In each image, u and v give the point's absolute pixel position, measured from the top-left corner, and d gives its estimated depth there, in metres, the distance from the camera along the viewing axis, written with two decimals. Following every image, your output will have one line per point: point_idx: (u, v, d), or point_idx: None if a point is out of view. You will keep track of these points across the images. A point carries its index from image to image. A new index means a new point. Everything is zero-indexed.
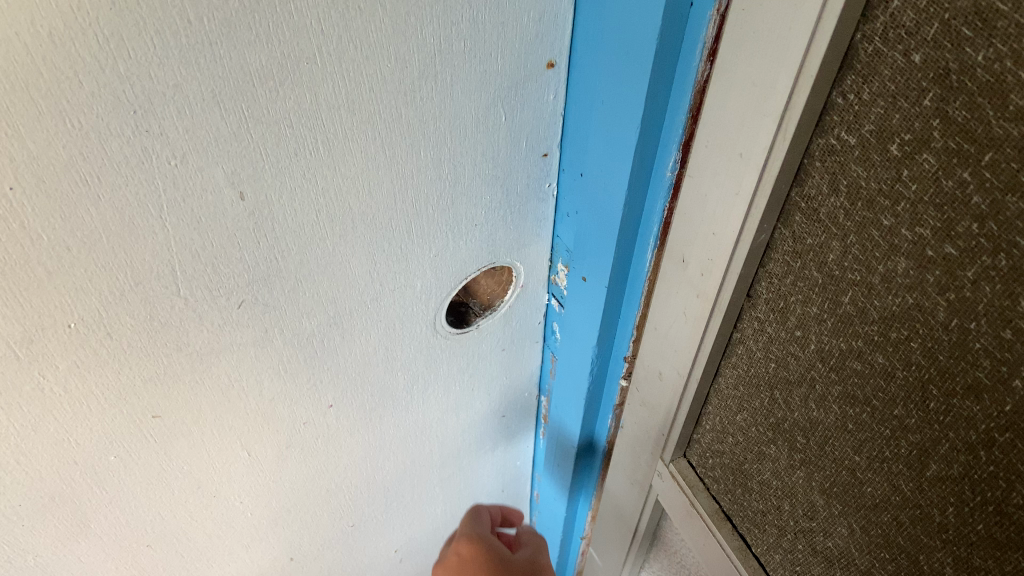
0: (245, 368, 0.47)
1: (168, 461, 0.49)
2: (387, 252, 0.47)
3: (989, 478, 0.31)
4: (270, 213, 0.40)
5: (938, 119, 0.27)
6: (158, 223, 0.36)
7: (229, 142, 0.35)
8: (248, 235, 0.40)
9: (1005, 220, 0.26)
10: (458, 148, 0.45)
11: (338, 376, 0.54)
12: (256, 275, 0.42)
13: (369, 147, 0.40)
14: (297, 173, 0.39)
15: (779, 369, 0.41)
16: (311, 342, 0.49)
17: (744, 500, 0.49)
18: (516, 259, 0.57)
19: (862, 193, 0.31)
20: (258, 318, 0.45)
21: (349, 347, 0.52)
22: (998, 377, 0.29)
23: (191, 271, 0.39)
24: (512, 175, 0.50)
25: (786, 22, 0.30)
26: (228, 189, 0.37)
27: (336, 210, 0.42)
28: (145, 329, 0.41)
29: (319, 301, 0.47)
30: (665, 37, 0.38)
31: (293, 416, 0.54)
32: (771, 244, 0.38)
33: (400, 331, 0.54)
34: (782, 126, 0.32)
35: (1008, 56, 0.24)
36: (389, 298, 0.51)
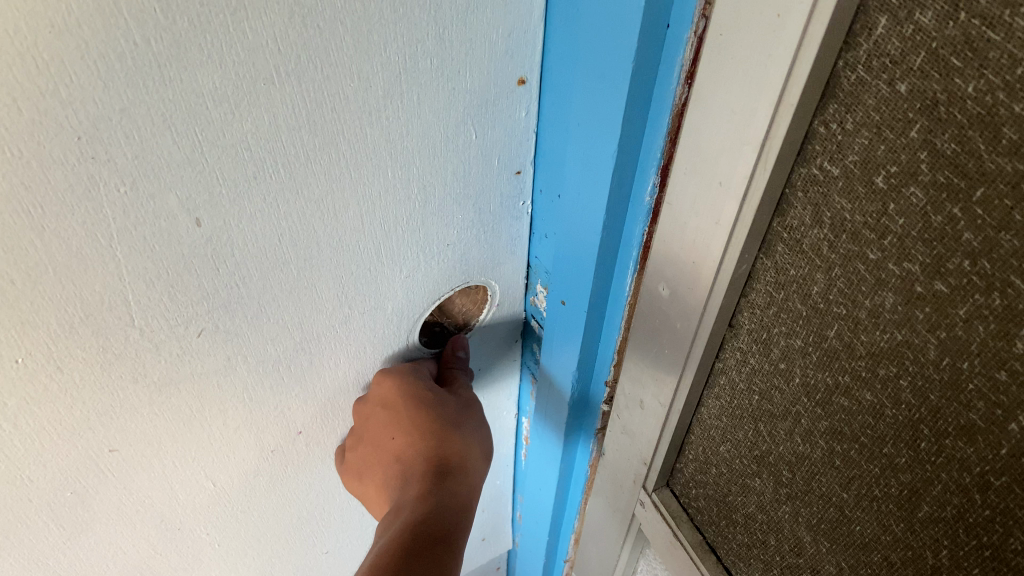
0: (207, 398, 0.45)
1: (128, 495, 0.47)
2: (354, 275, 0.45)
3: (985, 522, 0.29)
4: (228, 240, 0.38)
5: (925, 151, 0.25)
6: (108, 252, 0.34)
7: (183, 167, 0.33)
8: (206, 262, 0.38)
9: (998, 258, 0.25)
10: (427, 166, 0.43)
11: (307, 401, 0.52)
12: (216, 303, 0.40)
13: (333, 169, 0.38)
14: (257, 197, 0.37)
15: (763, 401, 0.40)
16: (277, 368, 0.47)
17: (729, 532, 0.47)
18: (490, 278, 0.56)
19: (846, 226, 0.30)
20: (219, 346, 0.43)
21: (318, 371, 0.50)
22: (993, 420, 0.27)
23: (145, 301, 0.37)
24: (483, 194, 0.49)
25: (766, 44, 0.28)
26: (183, 216, 0.35)
27: (300, 235, 0.40)
28: (98, 362, 0.39)
29: (284, 327, 0.45)
30: (641, 59, 0.37)
31: (261, 442, 0.52)
32: (752, 274, 0.37)
33: (372, 354, 0.52)
34: (763, 154, 0.31)
35: (1000, 88, 0.22)
36: (358, 321, 0.49)
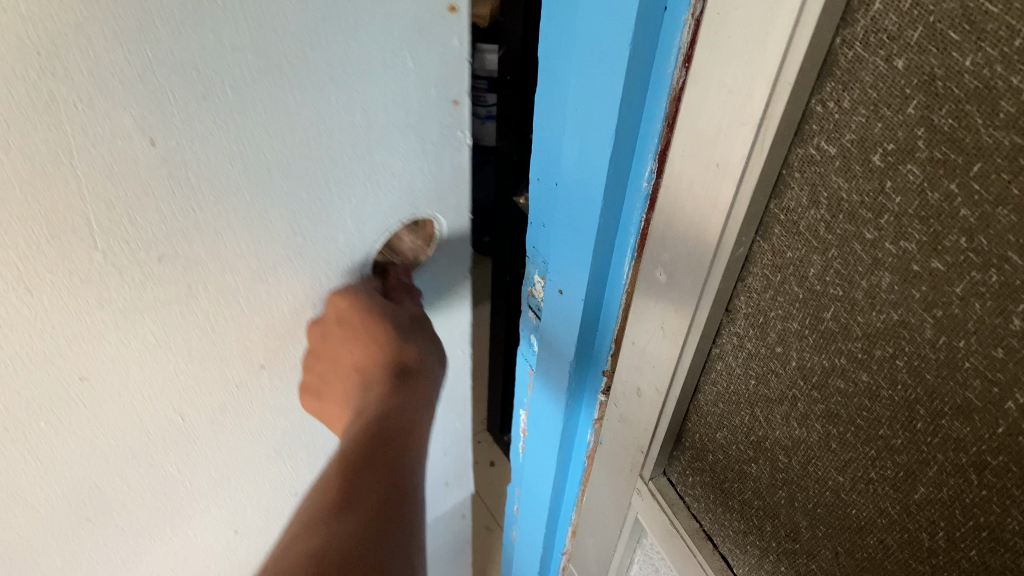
0: (177, 329, 0.41)
1: (103, 448, 0.44)
2: (326, 246, 0.44)
3: (981, 502, 0.29)
4: (186, 163, 0.35)
5: (922, 127, 0.25)
6: (70, 170, 0.32)
7: (138, 84, 0.31)
8: (166, 186, 0.35)
9: (995, 233, 0.25)
10: (369, 97, 0.39)
11: (280, 342, 0.48)
12: (180, 225, 0.37)
13: (287, 97, 0.36)
14: (212, 122, 0.35)
15: (760, 386, 0.40)
16: (241, 298, 0.43)
17: (726, 520, 0.47)
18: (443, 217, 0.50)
19: (843, 206, 0.30)
20: (184, 276, 0.39)
21: (286, 314, 0.46)
22: (989, 398, 0.27)
23: (109, 222, 0.35)
24: (444, 149, 0.46)
25: (764, 21, 0.28)
26: (139, 134, 0.33)
27: (254, 164, 0.37)
28: (65, 287, 0.36)
29: (271, 304, 0.45)
30: (638, 41, 0.37)
31: (237, 386, 0.48)
32: (749, 258, 0.37)
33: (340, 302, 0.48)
34: (760, 134, 0.31)
35: (998, 61, 0.22)
36: (320, 263, 0.45)
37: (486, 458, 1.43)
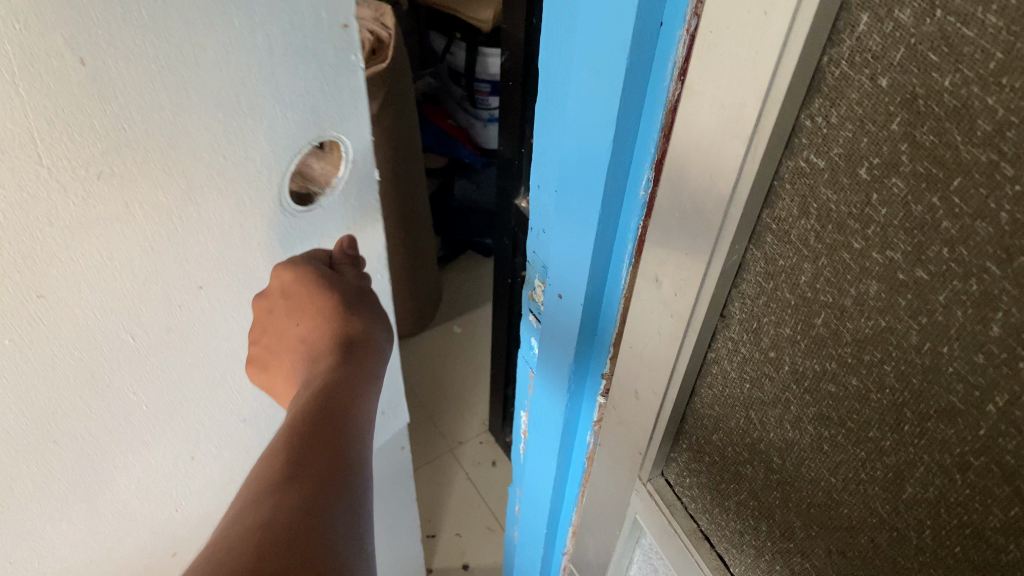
0: (120, 251, 0.46)
1: (66, 371, 0.47)
2: (245, 164, 0.50)
3: (965, 501, 0.30)
4: (111, 80, 0.40)
5: (905, 143, 0.27)
6: (12, 87, 0.37)
7: (63, 7, 0.36)
8: (96, 103, 0.40)
9: (975, 244, 0.26)
10: (264, 11, 0.45)
11: (212, 268, 0.52)
12: (111, 144, 0.42)
13: (185, 14, 0.41)
14: (128, 38, 0.39)
15: (754, 389, 0.41)
16: (171, 220, 0.48)
17: (723, 520, 0.48)
18: (341, 133, 0.55)
19: (832, 216, 0.31)
20: (121, 193, 0.44)
21: (211, 236, 0.51)
22: (972, 401, 0.28)
23: (50, 139, 0.39)
24: (343, 72, 0.52)
25: (753, 39, 0.30)
26: (68, 54, 0.37)
27: (168, 80, 0.42)
28: (17, 202, 0.40)
29: (200, 223, 0.49)
30: (635, 55, 0.38)
31: (180, 315, 0.52)
32: (743, 265, 0.38)
33: (250, 218, 0.53)
34: (752, 146, 0.32)
35: (975, 81, 0.23)
36: (232, 173, 0.49)
37: (490, 458, 1.44)
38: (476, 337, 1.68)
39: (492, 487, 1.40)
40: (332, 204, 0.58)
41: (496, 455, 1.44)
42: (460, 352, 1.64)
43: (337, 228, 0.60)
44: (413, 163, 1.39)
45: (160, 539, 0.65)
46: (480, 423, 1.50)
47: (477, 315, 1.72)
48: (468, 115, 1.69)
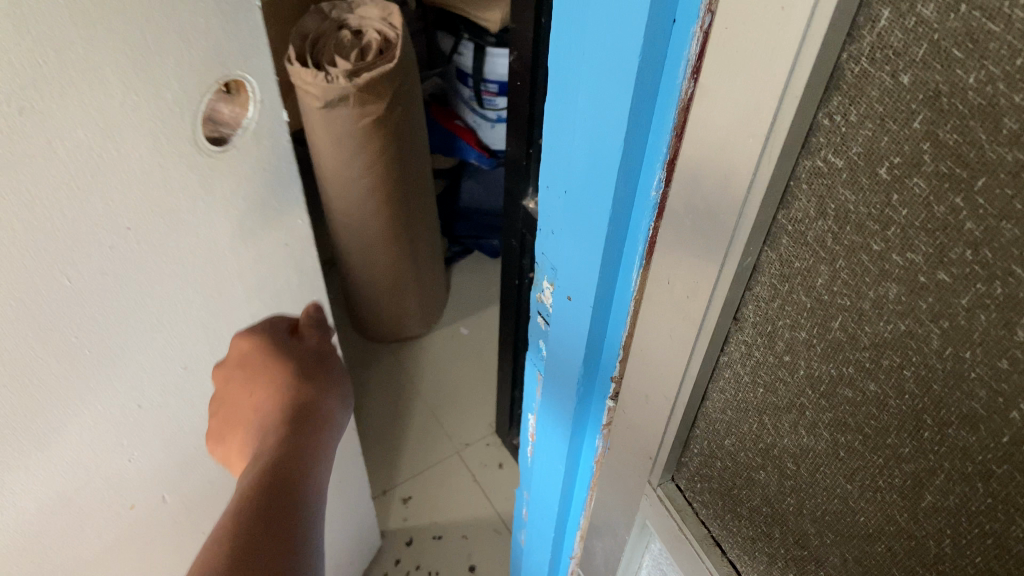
0: (46, 187, 0.47)
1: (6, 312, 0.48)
2: (159, 103, 0.51)
3: (987, 509, 0.30)
4: (26, 13, 0.41)
5: (927, 142, 0.26)
6: None
7: None
8: (12, 36, 0.41)
9: (999, 247, 0.25)
10: None
11: (141, 207, 0.54)
12: (30, 79, 0.43)
13: None
14: None
15: (768, 394, 0.40)
16: (94, 156, 0.49)
17: (735, 526, 0.48)
18: (245, 72, 0.57)
19: (850, 217, 0.30)
20: (43, 129, 0.45)
21: (132, 174, 0.52)
22: (995, 408, 0.27)
23: None
24: (242, 11, 0.54)
25: (768, 37, 0.29)
26: None
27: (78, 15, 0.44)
28: None
29: (122, 161, 0.51)
30: (647, 53, 0.37)
31: (112, 254, 0.53)
32: (758, 267, 0.37)
33: (166, 160, 0.54)
34: (768, 145, 0.31)
35: (1001, 78, 0.23)
36: (147, 111, 0.51)
37: (496, 459, 1.44)
38: (483, 338, 1.67)
39: (498, 489, 1.39)
40: (246, 143, 0.60)
41: (503, 458, 1.44)
42: (468, 353, 1.63)
43: (253, 169, 0.62)
44: (420, 164, 1.38)
45: (115, 495, 0.65)
46: (487, 424, 1.50)
47: (485, 317, 1.72)
48: (476, 116, 1.68)
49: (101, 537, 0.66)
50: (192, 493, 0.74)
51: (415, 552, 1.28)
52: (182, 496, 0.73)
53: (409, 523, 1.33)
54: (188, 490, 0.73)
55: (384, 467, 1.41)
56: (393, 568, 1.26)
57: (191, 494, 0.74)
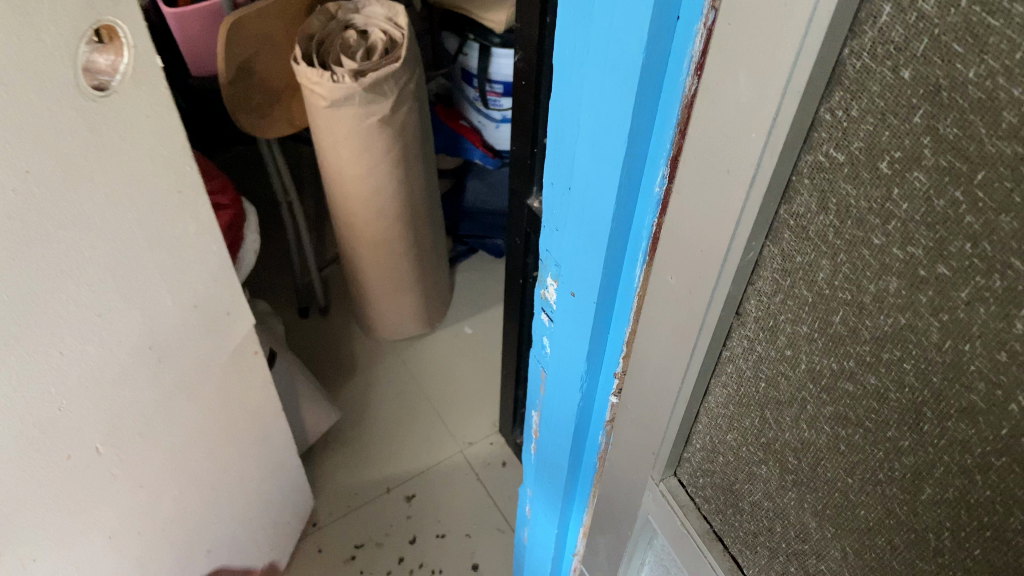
0: None
1: None
2: (39, 47, 0.52)
3: (985, 502, 0.30)
4: None
5: (928, 136, 0.26)
6: None
7: None
8: None
9: (999, 240, 0.25)
10: None
11: (38, 153, 0.54)
12: None
13: None
14: None
15: (769, 388, 0.40)
16: None
17: (736, 521, 0.48)
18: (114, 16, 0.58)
19: (851, 212, 0.30)
20: None
21: (26, 119, 0.52)
22: (994, 400, 0.28)
23: None
24: None
25: (771, 32, 0.30)
26: None
27: None
28: None
29: (13, 104, 0.51)
30: (650, 52, 0.38)
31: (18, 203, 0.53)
32: (759, 262, 0.37)
33: (52, 106, 0.54)
34: (770, 140, 0.32)
35: (1001, 72, 0.23)
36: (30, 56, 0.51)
37: (499, 458, 1.44)
38: (486, 338, 1.67)
39: (501, 488, 1.39)
40: (127, 87, 0.61)
41: (506, 457, 1.44)
42: (471, 353, 1.63)
43: (137, 116, 0.63)
44: (425, 163, 1.39)
45: (49, 445, 0.63)
46: (489, 423, 1.50)
47: (488, 316, 1.72)
48: (480, 116, 1.68)
49: (42, 491, 0.64)
50: (127, 445, 0.73)
51: (418, 551, 1.29)
52: (117, 450, 0.71)
53: (412, 520, 1.34)
54: (123, 443, 0.72)
55: (390, 465, 1.42)
56: (396, 567, 1.27)
57: (125, 449, 0.73)
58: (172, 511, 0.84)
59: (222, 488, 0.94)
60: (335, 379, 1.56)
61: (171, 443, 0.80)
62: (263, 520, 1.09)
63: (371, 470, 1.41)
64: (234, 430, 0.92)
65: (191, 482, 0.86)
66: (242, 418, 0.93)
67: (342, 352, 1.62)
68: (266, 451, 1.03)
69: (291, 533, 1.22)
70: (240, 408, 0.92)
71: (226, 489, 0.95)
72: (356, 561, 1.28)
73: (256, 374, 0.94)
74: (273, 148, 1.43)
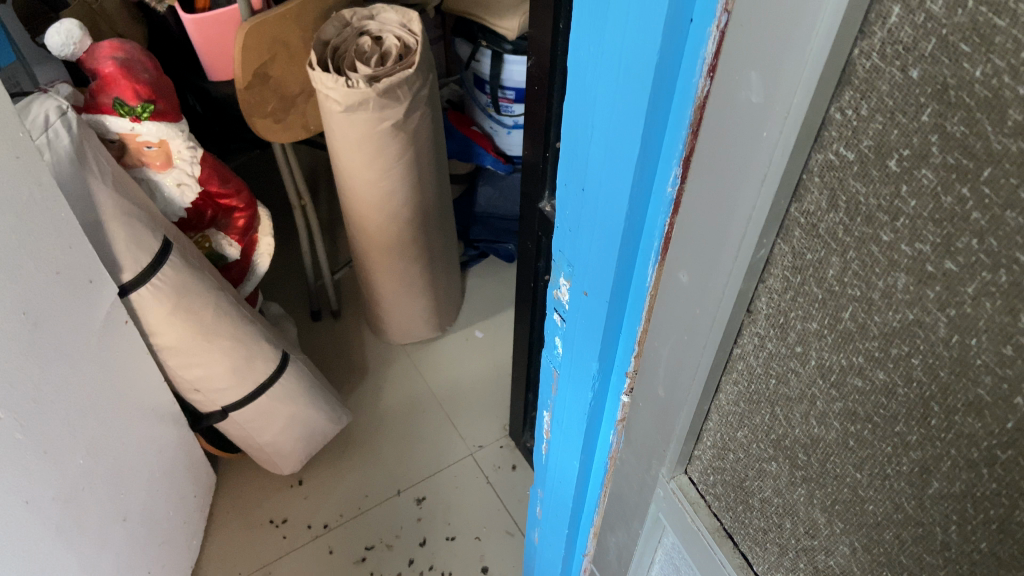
0: None
1: None
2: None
3: (991, 495, 0.30)
4: None
5: (937, 134, 0.27)
6: None
7: None
8: None
9: (1005, 236, 0.26)
10: None
11: None
12: None
13: None
14: None
15: (780, 385, 0.41)
16: None
17: (746, 518, 0.48)
18: None
19: (861, 209, 0.31)
20: None
21: None
22: (1000, 394, 0.28)
23: None
24: None
25: (782, 33, 0.31)
26: None
27: None
28: None
29: None
30: (663, 54, 0.39)
31: None
32: (770, 260, 0.38)
33: None
34: (783, 140, 0.33)
35: (1005, 71, 0.24)
36: None
37: (509, 462, 1.44)
38: (498, 343, 1.67)
39: (513, 492, 1.40)
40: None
41: (516, 460, 1.45)
42: (482, 357, 1.64)
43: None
44: (437, 167, 1.40)
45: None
46: (499, 427, 1.50)
47: (498, 321, 1.72)
48: (493, 122, 1.70)
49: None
50: (24, 410, 0.78)
51: (428, 553, 1.30)
52: (16, 415, 0.77)
53: (422, 523, 1.34)
54: (20, 408, 0.77)
55: (402, 465, 1.43)
56: (406, 569, 1.28)
57: (24, 413, 0.78)
58: (81, 478, 0.89)
59: (124, 457, 0.99)
60: (350, 380, 1.58)
61: (64, 409, 0.85)
62: (171, 494, 1.14)
63: (381, 471, 1.42)
64: (124, 402, 0.97)
65: (93, 450, 0.91)
66: (128, 389, 0.98)
67: (353, 356, 1.62)
68: (161, 423, 1.07)
69: (200, 507, 1.27)
70: (123, 378, 0.97)
71: (130, 460, 1.00)
72: (366, 563, 1.28)
73: (134, 344, 0.98)
74: (288, 153, 1.44)
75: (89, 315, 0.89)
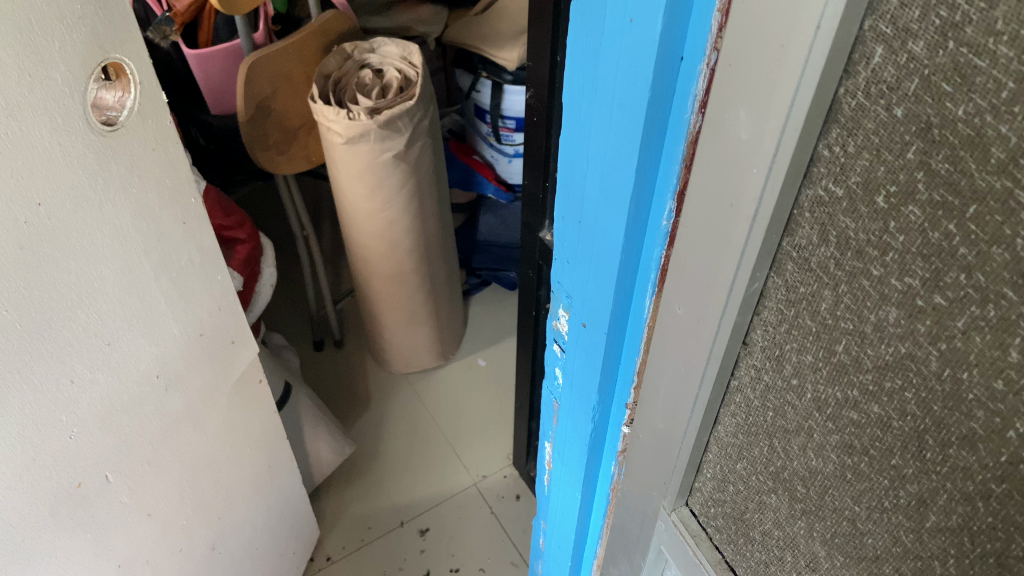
0: None
1: None
2: (49, 84, 0.52)
3: (987, 529, 0.30)
4: None
5: (922, 171, 0.27)
6: None
7: None
8: None
9: (991, 271, 0.26)
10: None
11: (54, 188, 0.55)
12: None
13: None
14: None
15: (777, 417, 0.41)
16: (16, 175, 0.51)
17: (747, 551, 0.48)
18: (123, 56, 0.59)
19: (851, 243, 0.31)
20: None
21: (36, 157, 0.53)
22: (992, 428, 0.28)
23: None
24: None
25: (770, 73, 0.31)
26: None
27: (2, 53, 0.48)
28: None
29: (41, 151, 0.53)
30: (657, 91, 0.39)
31: (36, 232, 0.54)
32: (764, 292, 0.38)
33: (62, 142, 0.55)
34: (771, 176, 0.33)
35: (988, 111, 0.24)
36: (47, 135, 0.53)
37: (513, 491, 1.44)
38: (502, 371, 1.67)
39: (517, 522, 1.39)
40: (134, 122, 0.62)
41: (520, 489, 1.44)
42: (484, 387, 1.63)
43: (147, 149, 0.64)
44: (439, 198, 1.40)
45: (60, 472, 0.62)
46: (503, 457, 1.50)
47: (501, 349, 1.72)
48: (494, 151, 1.71)
49: (54, 519, 0.64)
50: (135, 473, 0.72)
51: None
52: (127, 478, 0.71)
53: (425, 554, 1.33)
54: (131, 470, 0.71)
55: (410, 496, 1.42)
56: None
57: (134, 476, 0.72)
58: (180, 538, 0.83)
59: (229, 514, 0.93)
60: (358, 413, 1.57)
61: (179, 467, 0.79)
62: (268, 549, 1.07)
63: (383, 502, 1.41)
64: (241, 458, 0.92)
65: (199, 509, 0.86)
66: (247, 446, 0.92)
67: (358, 386, 1.62)
68: (273, 479, 1.02)
69: (298, 564, 1.22)
70: (246, 437, 0.91)
71: (235, 516, 0.94)
72: None
73: (262, 406, 0.94)
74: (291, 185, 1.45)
75: (229, 375, 0.84)
